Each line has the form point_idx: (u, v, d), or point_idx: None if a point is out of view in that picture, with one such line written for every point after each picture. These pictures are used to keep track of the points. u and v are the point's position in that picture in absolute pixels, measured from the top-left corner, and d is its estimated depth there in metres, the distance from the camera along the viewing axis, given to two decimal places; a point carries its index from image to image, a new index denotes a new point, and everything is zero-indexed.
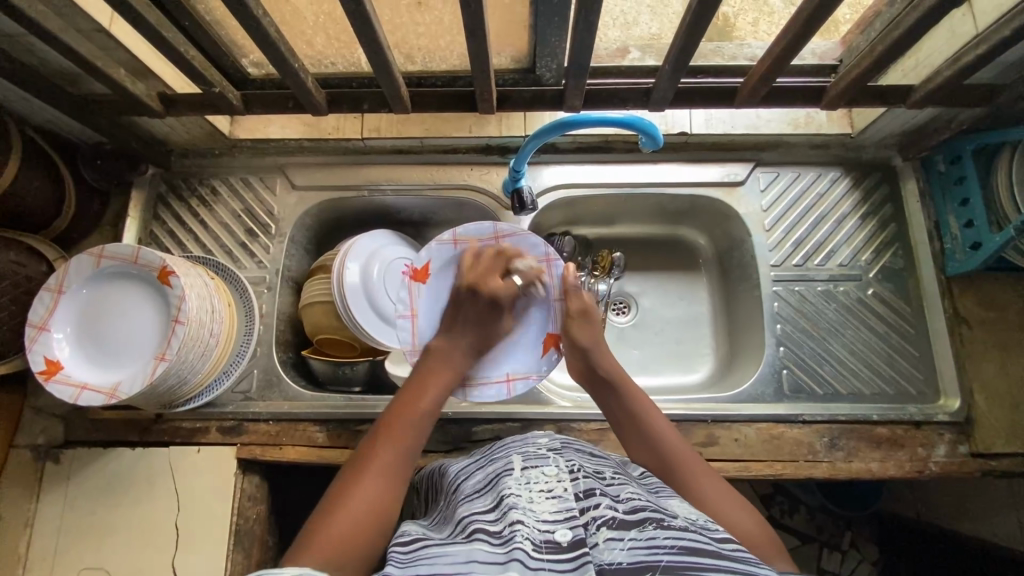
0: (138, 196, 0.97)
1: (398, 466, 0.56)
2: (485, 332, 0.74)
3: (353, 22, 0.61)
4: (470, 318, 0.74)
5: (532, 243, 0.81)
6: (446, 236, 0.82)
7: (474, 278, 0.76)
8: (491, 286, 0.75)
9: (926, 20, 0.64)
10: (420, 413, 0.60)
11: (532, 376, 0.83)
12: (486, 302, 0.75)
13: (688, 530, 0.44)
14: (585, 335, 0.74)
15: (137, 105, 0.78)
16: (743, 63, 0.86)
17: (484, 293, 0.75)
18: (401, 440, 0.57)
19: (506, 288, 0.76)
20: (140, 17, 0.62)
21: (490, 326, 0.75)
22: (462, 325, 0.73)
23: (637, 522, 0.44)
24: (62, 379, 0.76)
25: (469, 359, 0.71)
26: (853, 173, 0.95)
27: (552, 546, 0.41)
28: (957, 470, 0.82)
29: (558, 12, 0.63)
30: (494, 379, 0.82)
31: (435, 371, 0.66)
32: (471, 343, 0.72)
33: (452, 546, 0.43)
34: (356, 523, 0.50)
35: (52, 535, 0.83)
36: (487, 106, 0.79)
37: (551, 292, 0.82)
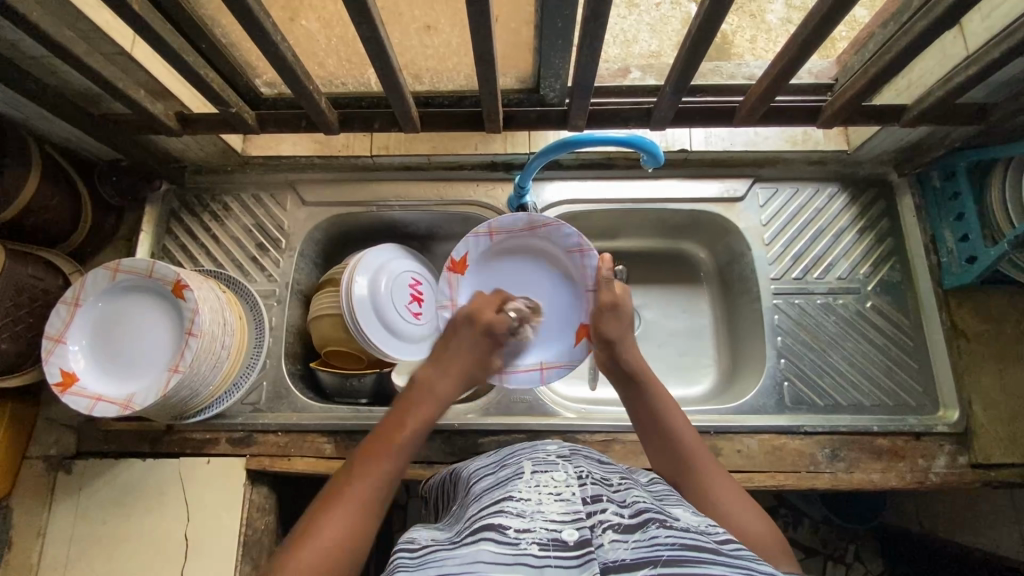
0: (152, 211, 1.00)
1: (368, 502, 0.55)
2: (474, 363, 0.72)
3: (367, 46, 0.64)
4: (453, 349, 0.72)
5: (566, 235, 0.86)
6: (484, 229, 0.87)
7: (477, 312, 0.75)
8: (489, 317, 0.75)
9: (917, 43, 0.66)
10: (399, 446, 0.59)
11: (566, 364, 0.88)
12: (479, 331, 0.74)
13: (689, 530, 0.45)
14: (612, 329, 0.74)
15: (156, 124, 0.80)
16: (741, 82, 0.88)
17: (479, 323, 0.74)
18: (376, 476, 0.56)
19: (500, 319, 0.76)
20: (163, 42, 0.65)
21: (475, 360, 0.73)
22: (453, 356, 0.71)
23: (641, 524, 0.45)
24: (77, 391, 0.77)
25: (455, 388, 0.69)
26: (850, 188, 0.97)
27: (558, 545, 0.43)
28: (957, 481, 0.83)
29: (563, 36, 0.66)
30: (527, 367, 0.87)
31: (421, 402, 0.65)
32: (455, 373, 0.70)
33: (460, 546, 0.45)
34: (325, 556, 0.50)
35: (62, 545, 0.84)
36: (493, 125, 0.82)
37: (583, 281, 0.88)
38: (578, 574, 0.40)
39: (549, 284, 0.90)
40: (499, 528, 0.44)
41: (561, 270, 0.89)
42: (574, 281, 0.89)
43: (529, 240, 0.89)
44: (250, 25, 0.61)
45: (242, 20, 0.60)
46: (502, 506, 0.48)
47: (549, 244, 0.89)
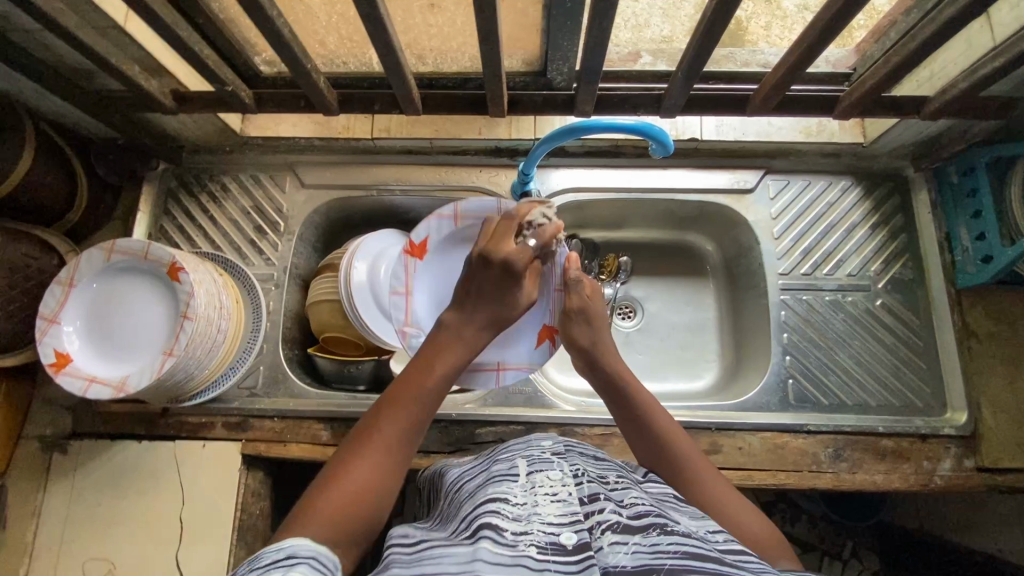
0: (149, 191, 0.98)
1: (394, 445, 0.51)
2: (502, 306, 0.61)
3: (366, 24, 0.61)
4: (479, 292, 0.61)
5: None
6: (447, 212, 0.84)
7: (487, 248, 0.61)
8: (502, 250, 0.61)
9: (942, 32, 0.63)
10: (424, 393, 0.54)
11: (525, 367, 0.83)
12: (497, 269, 0.60)
13: (690, 536, 0.44)
14: (585, 334, 0.70)
15: (151, 101, 0.78)
16: (755, 70, 0.85)
17: (497, 258, 0.61)
18: (404, 418, 0.53)
19: (522, 251, 0.61)
20: (156, 16, 0.63)
21: (510, 302, 0.61)
22: (478, 297, 0.61)
23: (642, 527, 0.44)
24: (71, 372, 0.76)
25: (485, 336, 0.60)
26: (864, 183, 0.94)
27: (556, 548, 0.41)
28: (962, 484, 0.82)
29: (571, 17, 0.63)
30: (483, 367, 0.82)
31: (446, 348, 0.58)
32: (484, 318, 0.60)
33: (455, 546, 0.43)
34: (355, 498, 0.48)
35: (57, 526, 0.84)
36: (497, 109, 0.79)
37: (550, 275, 0.82)
38: None
39: None
40: (495, 527, 0.43)
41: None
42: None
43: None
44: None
45: None
46: (496, 506, 0.46)
47: None
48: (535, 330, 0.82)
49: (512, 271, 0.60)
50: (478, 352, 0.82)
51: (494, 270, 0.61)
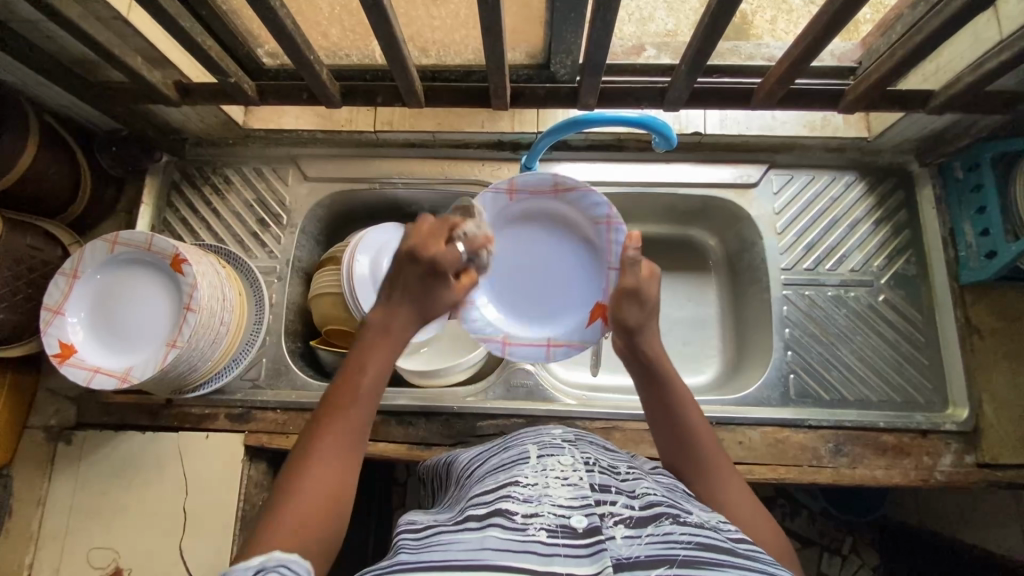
0: (153, 183, 0.98)
1: (340, 456, 0.52)
2: (429, 303, 0.62)
3: (369, 15, 0.61)
4: (405, 286, 0.61)
5: (594, 203, 0.79)
6: (503, 186, 0.80)
7: (411, 244, 0.62)
8: (426, 247, 0.62)
9: (949, 25, 0.63)
10: (360, 398, 0.55)
11: (575, 344, 0.84)
12: (423, 268, 0.62)
13: (704, 527, 0.44)
14: (634, 317, 0.66)
15: (154, 93, 0.78)
16: (760, 64, 0.85)
17: (425, 258, 0.62)
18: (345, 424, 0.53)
19: (450, 252, 0.63)
20: (158, 7, 0.63)
21: (437, 299, 0.63)
22: (405, 291, 0.61)
23: (653, 517, 0.44)
24: (76, 363, 0.77)
25: (410, 327, 0.61)
26: (868, 177, 0.94)
27: (567, 531, 0.41)
28: (962, 479, 0.82)
29: (575, 9, 0.63)
30: (533, 342, 0.84)
31: (376, 349, 0.59)
32: (405, 315, 0.61)
33: (464, 530, 0.43)
34: (308, 511, 0.48)
35: (63, 514, 0.85)
36: (500, 101, 0.79)
37: (606, 256, 0.80)
38: (588, 564, 0.38)
39: (571, 254, 0.83)
40: (505, 513, 0.43)
41: (586, 243, 0.82)
42: (597, 255, 0.82)
43: (552, 203, 0.82)
44: None
45: None
46: (508, 491, 0.47)
47: (573, 208, 0.81)
48: (588, 309, 0.82)
49: (436, 267, 0.62)
50: (529, 327, 0.85)
51: (416, 269, 0.62)
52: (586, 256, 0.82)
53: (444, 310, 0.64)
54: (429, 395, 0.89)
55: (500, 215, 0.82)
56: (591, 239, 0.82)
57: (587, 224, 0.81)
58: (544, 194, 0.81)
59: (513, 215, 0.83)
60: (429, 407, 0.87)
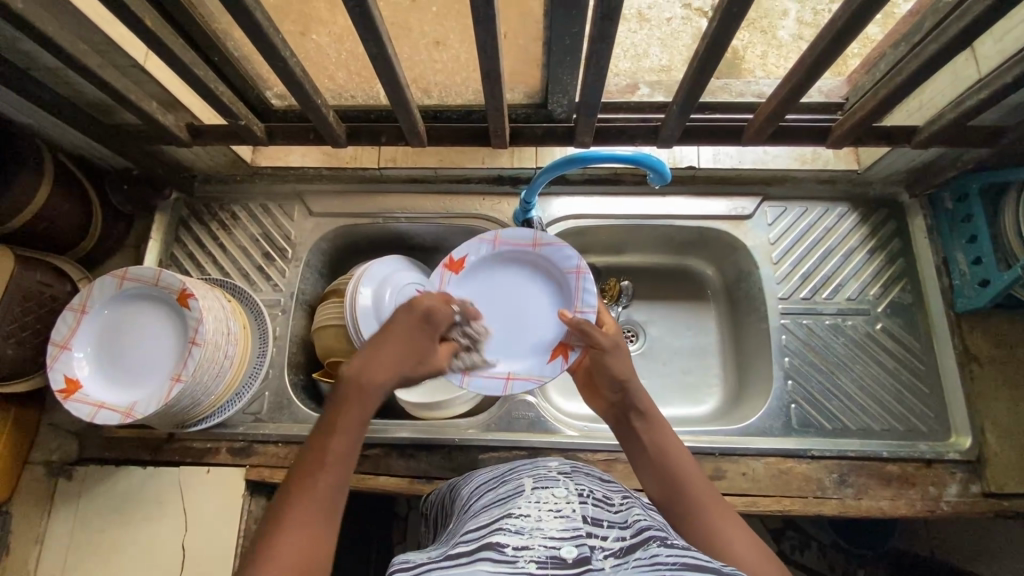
0: (160, 219, 1.00)
1: (312, 523, 0.50)
2: (414, 356, 0.65)
3: (375, 63, 0.64)
4: (397, 337, 0.66)
5: (565, 256, 0.82)
6: (488, 235, 0.84)
7: (415, 300, 0.70)
8: (428, 302, 0.69)
9: (927, 66, 0.65)
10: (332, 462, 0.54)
11: (533, 378, 0.81)
12: (419, 317, 0.68)
13: (691, 549, 0.44)
14: (620, 366, 0.69)
15: (166, 134, 0.81)
16: (750, 100, 0.88)
17: (416, 308, 0.68)
18: (315, 489, 0.52)
19: (443, 308, 0.70)
20: (174, 58, 0.66)
21: (423, 357, 0.66)
22: (403, 340, 0.65)
23: (641, 543, 0.44)
24: (80, 398, 0.78)
25: (390, 377, 0.62)
26: (860, 208, 0.96)
27: (556, 562, 0.42)
28: (969, 510, 0.81)
29: (570, 53, 0.66)
30: (492, 374, 0.81)
31: (348, 406, 0.59)
32: (394, 364, 0.63)
33: (457, 558, 0.43)
34: None
35: (61, 552, 0.84)
36: (500, 140, 0.82)
37: (574, 304, 0.82)
38: None
39: (539, 300, 0.84)
40: (499, 542, 0.44)
41: (555, 290, 0.84)
42: (564, 302, 0.83)
43: (530, 256, 0.85)
44: (260, 40, 0.61)
45: (252, 35, 0.61)
46: (501, 523, 0.47)
47: (547, 261, 0.84)
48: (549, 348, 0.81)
49: (434, 316, 0.68)
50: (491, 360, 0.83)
51: (411, 327, 0.67)
52: (555, 300, 0.84)
53: (423, 366, 0.66)
54: (431, 427, 0.89)
55: (481, 261, 0.85)
56: (562, 287, 0.83)
57: (559, 276, 0.84)
58: (524, 248, 0.84)
59: (495, 262, 0.86)
60: (431, 440, 0.87)
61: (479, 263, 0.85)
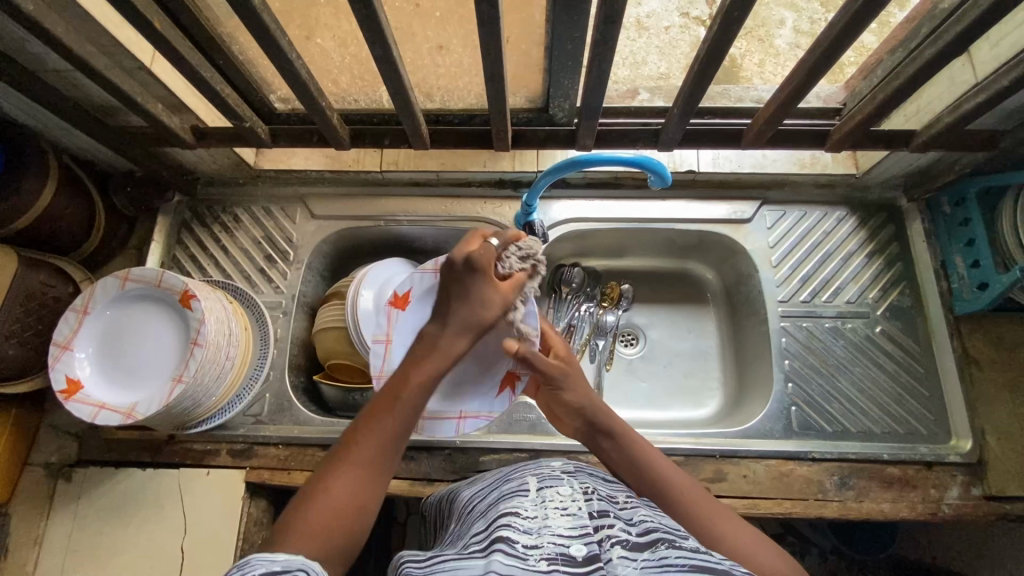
0: (163, 222, 1.01)
1: (375, 462, 0.52)
2: (476, 304, 0.61)
3: (380, 65, 0.65)
4: (449, 293, 0.62)
5: None
6: (430, 264, 0.82)
7: (453, 252, 0.63)
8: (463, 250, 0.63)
9: (924, 71, 0.66)
10: (400, 407, 0.55)
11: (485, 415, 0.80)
12: (458, 267, 0.62)
13: (699, 550, 0.44)
14: (578, 392, 0.68)
15: (171, 136, 0.82)
16: (749, 106, 0.89)
17: (459, 259, 0.62)
18: (382, 431, 0.53)
19: (483, 249, 0.62)
20: (181, 59, 0.67)
21: (478, 302, 0.61)
22: (450, 300, 0.62)
23: (650, 542, 0.44)
24: (81, 399, 0.77)
25: (461, 338, 0.60)
26: (859, 212, 0.96)
27: (566, 560, 0.42)
28: (970, 512, 0.81)
29: (572, 57, 0.67)
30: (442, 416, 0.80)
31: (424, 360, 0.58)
32: (455, 321, 0.60)
33: (468, 559, 0.44)
34: (337, 508, 0.48)
35: (59, 554, 0.84)
36: (502, 144, 0.83)
37: None
38: None
39: None
40: (508, 540, 0.44)
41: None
42: None
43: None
44: (266, 42, 0.62)
45: (258, 37, 0.62)
46: (508, 521, 0.47)
47: None
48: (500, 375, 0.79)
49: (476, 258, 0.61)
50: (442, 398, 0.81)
51: (455, 277, 0.62)
52: None
53: (493, 313, 0.62)
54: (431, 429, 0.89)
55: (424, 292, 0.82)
56: None
57: None
58: None
59: None
60: (431, 442, 0.87)
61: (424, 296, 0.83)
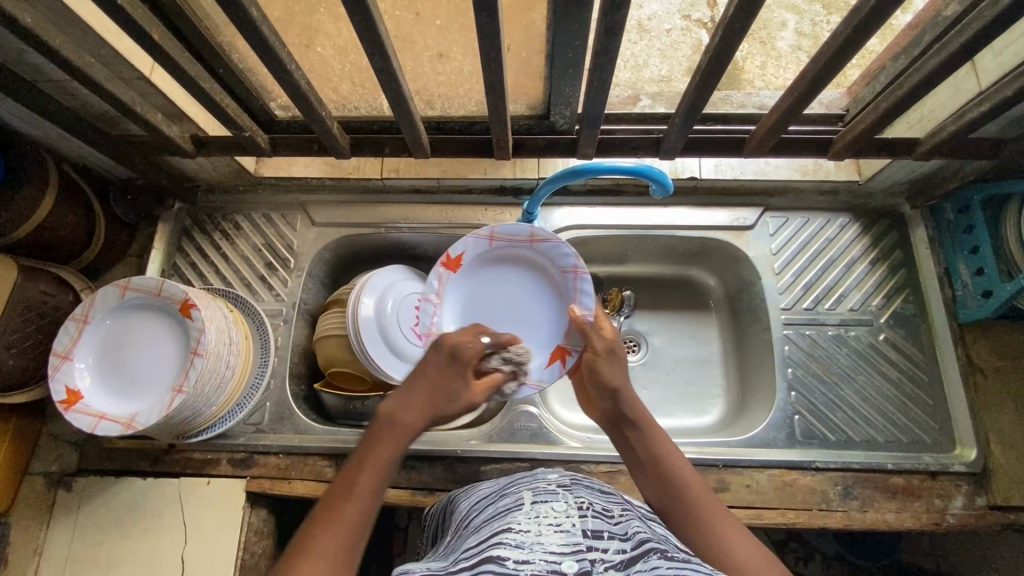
0: (164, 229, 1.01)
1: (339, 547, 0.49)
2: (447, 398, 0.63)
3: (379, 75, 0.65)
4: (431, 377, 0.64)
5: (562, 255, 0.86)
6: (485, 232, 0.88)
7: (446, 337, 0.67)
8: (455, 338, 0.67)
9: (928, 80, 0.66)
10: (366, 487, 0.53)
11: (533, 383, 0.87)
12: (446, 356, 0.65)
13: (692, 563, 0.44)
14: (612, 373, 0.70)
15: (171, 146, 0.82)
16: (752, 112, 0.88)
17: (445, 347, 0.66)
18: (347, 511, 0.51)
19: (472, 345, 0.66)
20: (180, 70, 0.66)
21: (449, 393, 0.63)
22: (428, 386, 0.63)
23: (641, 556, 0.44)
24: (81, 409, 0.77)
25: (422, 420, 0.60)
26: (862, 219, 0.96)
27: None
28: (975, 522, 0.81)
29: (572, 66, 0.67)
30: None
31: (384, 441, 0.57)
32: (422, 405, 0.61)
33: (457, 575, 0.42)
34: None
35: (59, 564, 0.84)
36: (503, 152, 0.82)
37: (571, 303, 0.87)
38: None
39: (534, 297, 0.90)
40: (499, 556, 0.43)
41: (553, 289, 0.89)
42: (561, 301, 0.88)
43: (529, 251, 0.89)
44: (265, 53, 0.62)
45: (257, 48, 0.61)
46: (501, 537, 0.46)
47: (544, 258, 0.88)
48: (547, 348, 0.88)
49: (461, 355, 0.65)
50: None
51: (442, 368, 0.64)
52: (552, 298, 0.89)
53: (454, 407, 0.63)
54: (432, 438, 0.88)
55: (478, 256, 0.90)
56: (558, 286, 0.88)
57: (557, 274, 0.88)
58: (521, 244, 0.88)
59: (492, 256, 0.90)
60: (432, 451, 0.87)
61: (477, 260, 0.90)
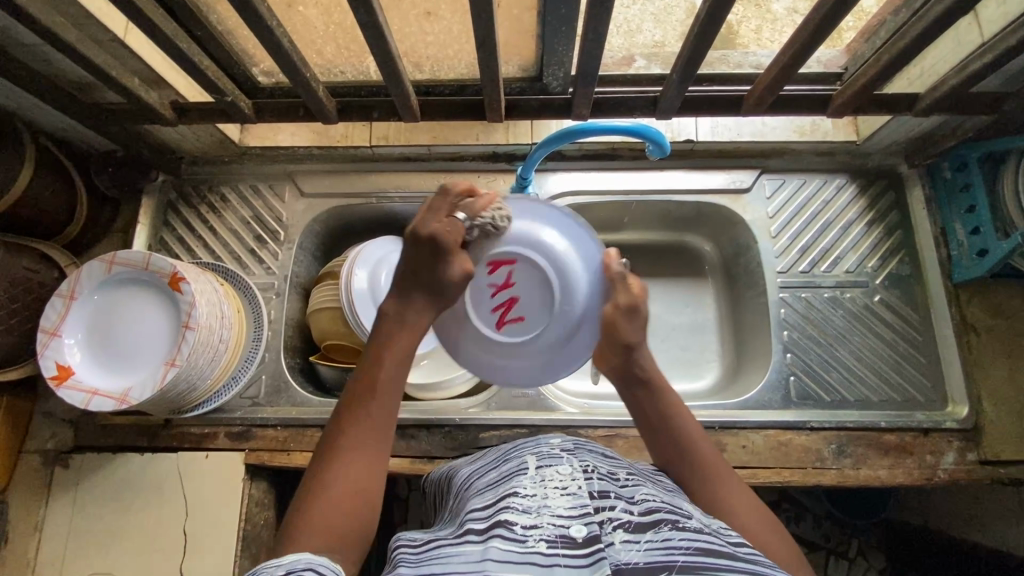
0: (148, 204, 0.98)
1: (366, 449, 0.52)
2: (440, 284, 0.59)
3: (365, 33, 0.62)
4: (416, 273, 0.59)
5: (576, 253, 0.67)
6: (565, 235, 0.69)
7: (418, 223, 0.60)
8: (429, 224, 0.59)
9: (931, 31, 0.64)
10: (380, 390, 0.55)
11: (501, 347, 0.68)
12: (423, 244, 0.59)
13: (703, 532, 0.44)
14: (630, 330, 0.63)
15: (151, 113, 0.79)
16: (749, 71, 0.87)
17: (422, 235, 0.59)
18: (366, 419, 0.53)
19: (448, 225, 0.59)
20: (155, 30, 0.63)
21: (443, 280, 0.59)
22: (415, 276, 0.59)
23: (654, 523, 0.44)
24: (72, 385, 0.76)
25: (424, 312, 0.60)
26: (859, 179, 0.95)
27: (566, 541, 0.42)
28: (965, 477, 0.82)
29: (566, 22, 0.64)
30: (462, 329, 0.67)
31: (393, 341, 0.58)
32: (421, 299, 0.59)
33: (466, 542, 0.43)
34: (342, 503, 0.49)
35: (61, 539, 0.84)
36: (494, 114, 0.80)
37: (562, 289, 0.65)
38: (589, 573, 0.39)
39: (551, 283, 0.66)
40: (508, 523, 0.44)
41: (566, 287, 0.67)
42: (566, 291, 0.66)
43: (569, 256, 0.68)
44: (243, 9, 0.59)
45: (235, 5, 0.58)
46: (507, 501, 0.46)
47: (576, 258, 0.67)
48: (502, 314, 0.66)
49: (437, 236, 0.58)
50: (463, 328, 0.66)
51: (421, 251, 0.59)
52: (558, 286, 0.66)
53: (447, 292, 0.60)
54: (430, 407, 0.88)
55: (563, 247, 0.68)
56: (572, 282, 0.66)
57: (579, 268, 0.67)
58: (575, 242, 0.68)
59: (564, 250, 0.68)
60: (430, 419, 0.87)
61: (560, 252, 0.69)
